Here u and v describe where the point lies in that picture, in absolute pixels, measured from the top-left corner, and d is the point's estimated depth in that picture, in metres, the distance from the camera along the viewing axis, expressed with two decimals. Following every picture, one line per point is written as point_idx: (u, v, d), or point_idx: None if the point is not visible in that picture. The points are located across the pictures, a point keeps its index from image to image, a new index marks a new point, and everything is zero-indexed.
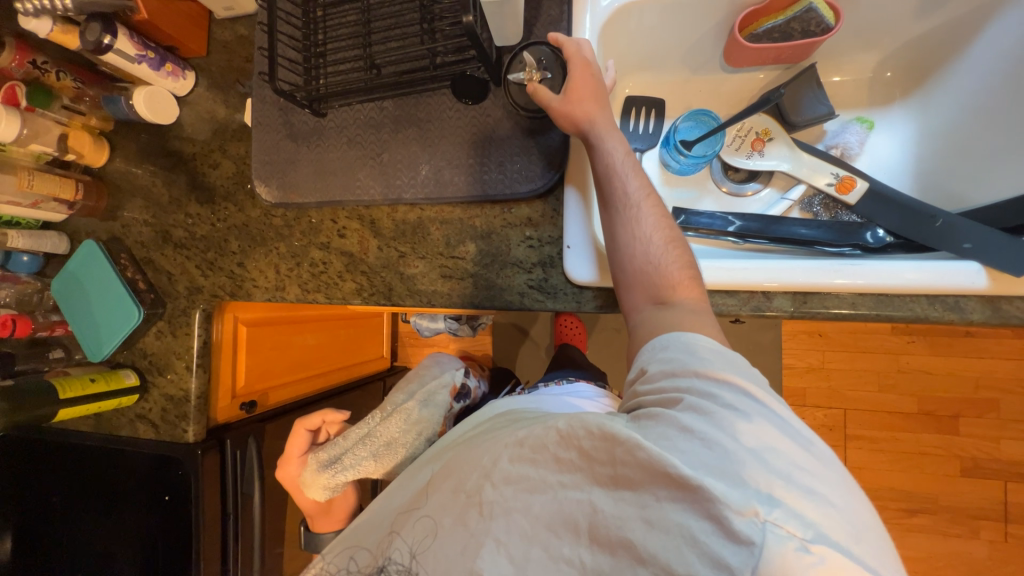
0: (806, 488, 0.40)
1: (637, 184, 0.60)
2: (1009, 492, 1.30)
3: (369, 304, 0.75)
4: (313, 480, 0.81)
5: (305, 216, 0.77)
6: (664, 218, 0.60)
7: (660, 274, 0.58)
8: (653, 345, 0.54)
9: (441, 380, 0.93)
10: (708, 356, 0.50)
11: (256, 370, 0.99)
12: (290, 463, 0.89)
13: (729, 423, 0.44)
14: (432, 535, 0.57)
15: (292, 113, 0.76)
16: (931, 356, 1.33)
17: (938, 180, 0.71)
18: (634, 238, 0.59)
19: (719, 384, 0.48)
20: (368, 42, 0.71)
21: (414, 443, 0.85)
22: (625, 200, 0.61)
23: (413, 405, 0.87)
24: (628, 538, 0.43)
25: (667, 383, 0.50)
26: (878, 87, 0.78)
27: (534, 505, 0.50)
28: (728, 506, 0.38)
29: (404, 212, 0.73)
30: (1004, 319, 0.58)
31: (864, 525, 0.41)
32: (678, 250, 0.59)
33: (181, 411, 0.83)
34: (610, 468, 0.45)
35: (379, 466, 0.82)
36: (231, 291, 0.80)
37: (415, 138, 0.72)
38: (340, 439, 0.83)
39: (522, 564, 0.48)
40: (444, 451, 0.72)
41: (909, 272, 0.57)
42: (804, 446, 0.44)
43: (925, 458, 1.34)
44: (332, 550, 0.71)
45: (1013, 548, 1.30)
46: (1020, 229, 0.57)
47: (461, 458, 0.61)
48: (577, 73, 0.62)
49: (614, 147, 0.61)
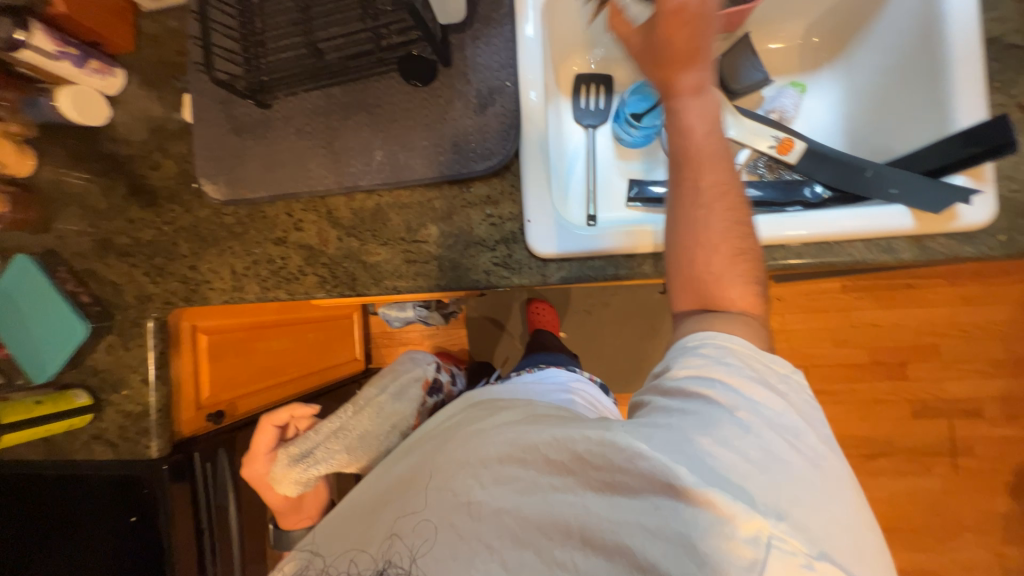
0: (813, 505, 0.41)
1: (715, 176, 0.55)
2: (955, 428, 1.41)
3: (333, 297, 0.73)
4: (285, 474, 0.80)
5: (258, 211, 0.74)
6: (736, 229, 0.54)
7: (718, 288, 0.54)
8: (683, 345, 0.52)
9: (413, 374, 0.92)
10: (739, 363, 0.48)
11: (222, 379, 0.95)
12: (256, 457, 0.87)
13: (745, 434, 0.43)
14: (413, 538, 0.54)
15: (235, 107, 0.74)
16: (878, 309, 1.42)
17: (864, 137, 0.76)
18: (692, 239, 0.54)
19: (746, 393, 0.46)
20: (308, 28, 0.69)
21: (388, 436, 0.84)
22: (695, 196, 0.55)
23: (386, 399, 0.86)
24: (626, 544, 0.44)
25: (690, 386, 0.47)
26: (808, 53, 0.83)
27: (524, 505, 0.50)
28: (737, 522, 0.39)
29: (362, 200, 0.72)
30: (931, 256, 0.62)
31: (866, 541, 0.42)
32: (745, 265, 0.54)
33: (141, 426, 0.78)
34: (607, 474, 0.47)
35: (352, 458, 0.81)
36: (185, 296, 0.76)
37: (367, 123, 0.71)
38: (310, 435, 0.83)
39: (512, 566, 0.48)
40: (422, 446, 0.69)
41: (845, 219, 0.62)
42: (817, 462, 0.44)
43: (879, 405, 1.43)
44: (313, 536, 0.69)
45: (963, 480, 1.40)
46: (940, 169, 0.62)
47: (442, 457, 0.60)
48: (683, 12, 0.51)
49: (693, 123, 0.56)
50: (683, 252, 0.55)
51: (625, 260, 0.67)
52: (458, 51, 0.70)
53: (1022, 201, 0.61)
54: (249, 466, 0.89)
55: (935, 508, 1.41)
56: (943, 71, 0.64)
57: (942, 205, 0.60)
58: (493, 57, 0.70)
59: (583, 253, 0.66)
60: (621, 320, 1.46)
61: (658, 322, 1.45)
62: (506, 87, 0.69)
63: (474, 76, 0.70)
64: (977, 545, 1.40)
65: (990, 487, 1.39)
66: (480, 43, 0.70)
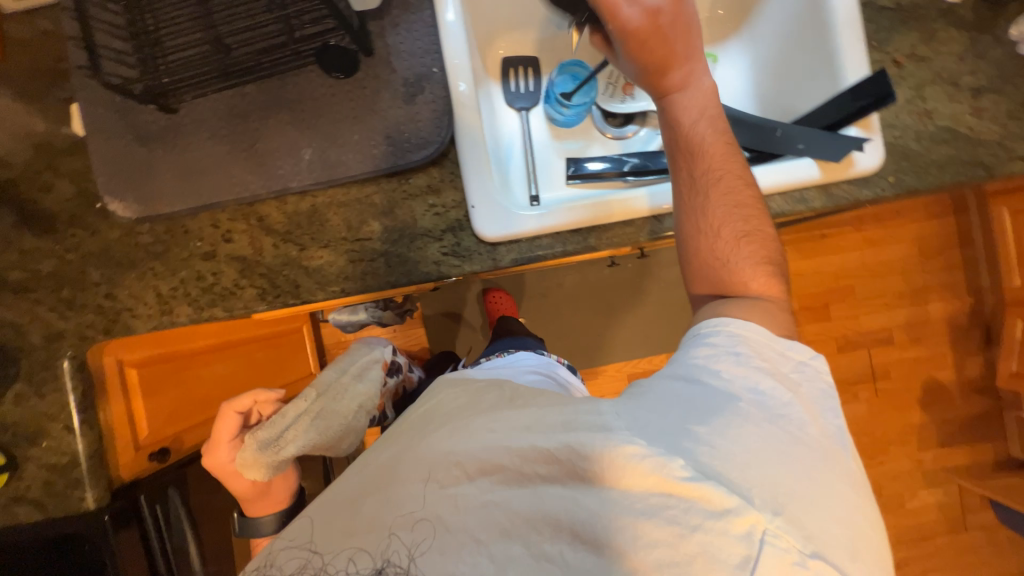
0: (812, 501, 0.43)
1: (710, 165, 0.60)
2: (873, 356, 1.58)
3: (276, 308, 0.69)
4: (259, 458, 0.70)
5: (179, 226, 0.68)
6: (738, 213, 0.59)
7: (729, 273, 0.59)
8: (696, 334, 0.55)
9: (372, 356, 0.91)
10: (748, 353, 0.51)
11: (161, 415, 0.89)
12: (219, 444, 0.74)
13: (742, 421, 0.45)
14: (396, 534, 0.47)
15: (135, 114, 0.67)
16: (800, 260, 1.56)
17: (773, 100, 0.82)
18: (695, 225, 0.60)
19: (755, 384, 0.49)
20: (211, 23, 0.65)
21: (355, 416, 0.82)
22: (695, 185, 0.60)
23: (347, 383, 0.83)
24: (617, 540, 0.43)
25: (701, 375, 0.50)
26: (716, 25, 0.88)
27: (510, 496, 0.47)
28: (733, 515, 0.41)
29: (295, 202, 0.68)
30: (837, 202, 0.69)
31: (860, 538, 0.43)
32: (751, 247, 0.59)
33: (71, 479, 0.70)
34: (600, 464, 0.45)
35: (324, 440, 0.76)
36: (105, 328, 0.69)
37: (290, 121, 0.67)
38: (278, 416, 0.73)
39: (501, 560, 0.44)
40: (395, 429, 0.58)
41: (765, 174, 0.67)
42: (817, 457, 0.45)
43: (811, 345, 1.58)
44: (296, 528, 0.52)
45: (884, 401, 1.59)
46: (835, 124, 0.69)
47: (421, 446, 0.52)
48: (659, 18, 0.57)
49: (681, 117, 0.61)
50: (690, 239, 0.60)
51: (571, 236, 0.68)
52: (379, 40, 0.68)
53: (903, 145, 0.69)
54: (208, 456, 0.75)
55: (864, 429, 1.58)
56: (830, 35, 0.71)
57: (841, 152, 0.66)
58: (416, 44, 0.68)
59: (529, 234, 0.67)
60: (575, 299, 1.50)
61: (610, 296, 1.50)
62: (433, 73, 0.68)
63: (398, 64, 0.68)
64: (901, 456, 1.59)
65: (906, 403, 1.59)
66: (401, 30, 0.68)
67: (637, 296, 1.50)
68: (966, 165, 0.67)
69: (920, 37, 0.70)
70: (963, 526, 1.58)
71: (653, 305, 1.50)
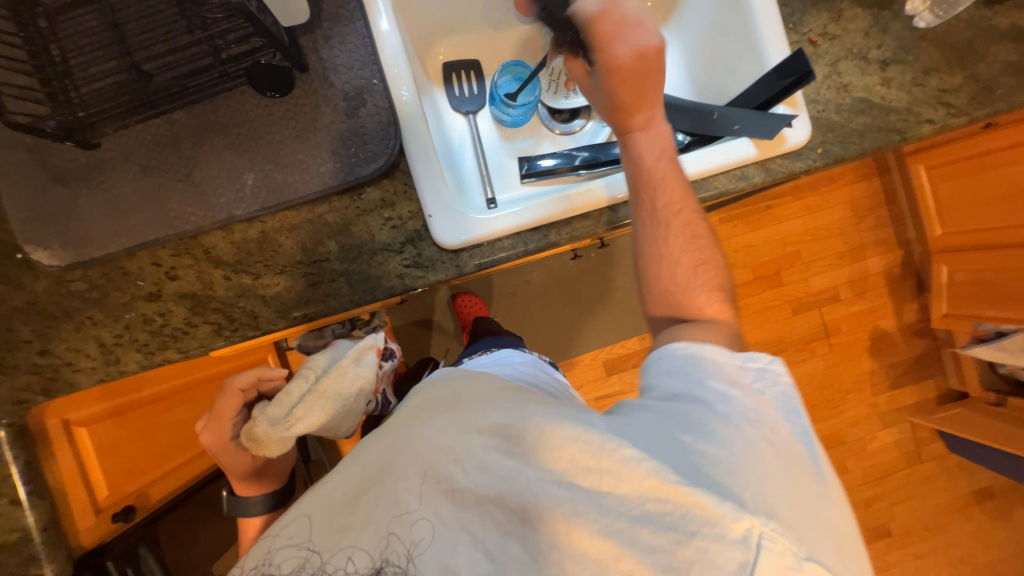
0: (797, 500, 0.44)
1: (665, 200, 0.62)
2: (824, 314, 1.69)
3: (235, 343, 0.66)
4: (270, 436, 0.63)
5: (116, 267, 0.64)
6: (693, 242, 0.62)
7: (689, 300, 0.61)
8: (667, 350, 0.56)
9: (368, 341, 0.78)
10: (717, 364, 0.53)
11: (117, 474, 0.84)
12: (222, 421, 0.66)
13: (722, 424, 0.48)
14: (395, 533, 0.47)
15: (51, 152, 0.62)
16: (749, 232, 1.65)
17: (706, 85, 0.86)
18: (658, 254, 0.62)
19: (730, 390, 0.51)
20: (125, 49, 0.61)
21: (354, 402, 0.74)
22: (655, 216, 0.62)
23: (344, 367, 0.72)
24: (616, 547, 0.43)
25: (682, 387, 0.52)
26: (646, 17, 0.92)
27: (506, 492, 0.47)
28: (725, 523, 0.42)
29: (242, 230, 0.65)
30: (775, 175, 0.73)
31: (844, 540, 0.45)
32: (707, 275, 0.62)
33: (22, 556, 0.63)
34: (597, 470, 0.46)
35: (329, 421, 0.70)
36: (44, 388, 0.63)
37: (227, 145, 0.64)
38: (284, 395, 0.67)
39: (499, 559, 0.45)
40: (389, 422, 0.57)
41: (706, 158, 0.71)
42: (793, 459, 0.47)
43: (768, 311, 1.67)
44: (293, 526, 0.50)
45: (838, 355, 1.70)
46: (766, 103, 0.72)
47: (413, 438, 0.51)
48: (636, 62, 0.61)
49: (644, 155, 0.63)
50: (653, 266, 0.63)
51: (532, 235, 0.69)
52: (313, 54, 0.66)
53: (826, 118, 0.74)
54: (206, 430, 0.67)
55: (824, 382, 1.70)
56: (751, 20, 0.75)
57: (773, 130, 0.70)
58: (352, 56, 0.67)
59: (504, 233, 0.67)
60: (544, 294, 1.52)
61: (577, 287, 1.53)
62: (374, 85, 0.67)
63: (336, 78, 0.66)
64: (859, 403, 1.71)
65: (857, 353, 1.71)
66: (334, 43, 0.67)
67: (603, 284, 1.53)
68: (882, 131, 0.73)
69: (829, 17, 0.76)
70: (919, 458, 1.72)
71: (620, 290, 1.54)
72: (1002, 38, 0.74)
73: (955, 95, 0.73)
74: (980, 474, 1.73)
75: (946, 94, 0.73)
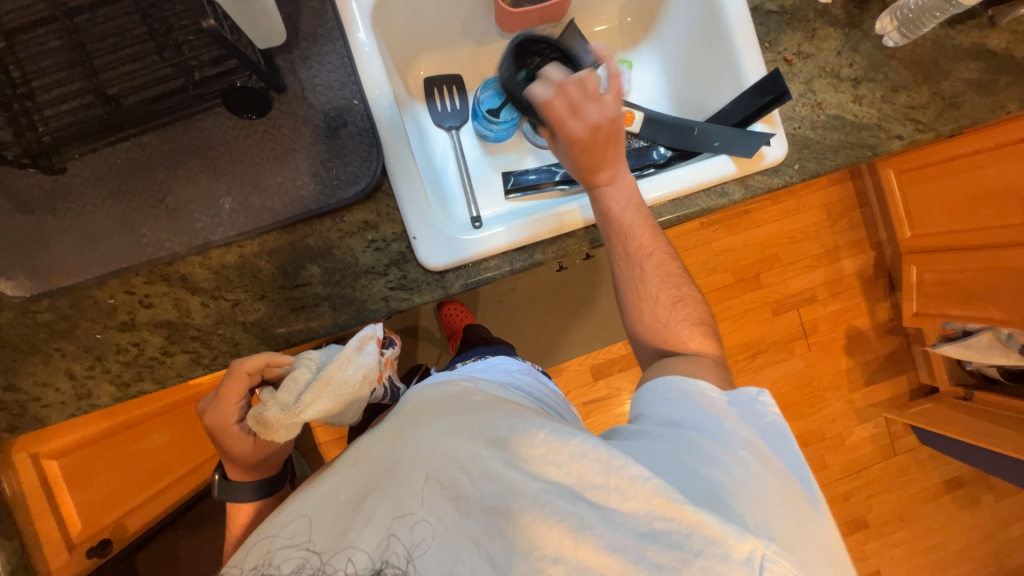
0: (795, 525, 0.45)
1: (637, 241, 0.63)
2: (803, 314, 1.74)
3: (215, 372, 0.64)
4: (280, 421, 0.58)
5: (86, 297, 0.61)
6: (668, 278, 0.64)
7: (670, 329, 0.63)
8: (664, 381, 0.57)
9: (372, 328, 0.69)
10: (711, 393, 0.55)
11: (92, 506, 0.81)
12: (227, 407, 0.60)
13: (723, 449, 0.49)
14: (395, 533, 0.47)
15: (13, 179, 0.59)
16: (729, 236, 1.69)
17: (687, 99, 0.88)
18: (637, 292, 0.64)
19: (724, 417, 0.52)
20: (91, 71, 0.59)
21: (359, 392, 0.66)
22: (630, 258, 0.64)
23: (347, 357, 0.64)
24: (622, 563, 0.43)
25: (678, 415, 0.53)
26: (626, 32, 0.93)
27: (513, 505, 0.46)
28: (730, 544, 0.42)
29: (220, 255, 0.63)
30: (754, 192, 0.74)
31: (839, 567, 0.45)
32: (686, 306, 0.63)
33: None
34: (604, 484, 0.46)
35: (334, 411, 0.63)
36: (11, 425, 0.60)
37: (203, 169, 0.62)
38: (290, 380, 0.59)
39: (502, 566, 0.44)
40: (388, 426, 0.58)
41: (688, 175, 0.72)
42: (790, 486, 0.48)
43: (749, 313, 1.71)
44: (292, 526, 0.51)
45: (816, 354, 1.75)
46: (745, 120, 0.74)
47: (412, 451, 0.52)
48: (599, 131, 0.60)
49: (611, 206, 0.64)
50: (633, 302, 0.65)
51: (518, 255, 0.69)
52: (290, 75, 0.65)
53: (803, 135, 0.76)
54: (211, 410, 0.60)
55: (803, 381, 1.74)
56: (728, 38, 0.76)
57: (753, 149, 0.71)
58: (332, 76, 0.65)
59: (500, 249, 0.67)
60: (531, 301, 1.52)
61: (563, 293, 1.53)
62: (354, 105, 0.65)
63: (315, 98, 0.65)
64: (837, 401, 1.76)
65: (835, 352, 1.76)
66: (313, 63, 0.65)
67: (589, 290, 1.54)
68: (855, 147, 0.75)
69: (803, 36, 0.78)
70: (894, 451, 1.78)
71: (606, 295, 1.55)
72: (965, 57, 0.77)
73: (923, 112, 0.76)
74: (950, 466, 1.80)
75: (914, 111, 0.76)
